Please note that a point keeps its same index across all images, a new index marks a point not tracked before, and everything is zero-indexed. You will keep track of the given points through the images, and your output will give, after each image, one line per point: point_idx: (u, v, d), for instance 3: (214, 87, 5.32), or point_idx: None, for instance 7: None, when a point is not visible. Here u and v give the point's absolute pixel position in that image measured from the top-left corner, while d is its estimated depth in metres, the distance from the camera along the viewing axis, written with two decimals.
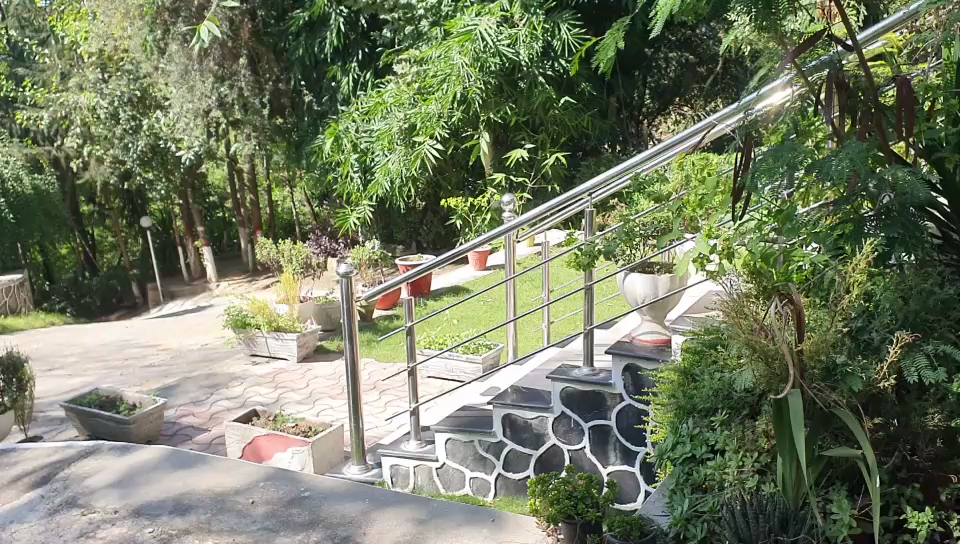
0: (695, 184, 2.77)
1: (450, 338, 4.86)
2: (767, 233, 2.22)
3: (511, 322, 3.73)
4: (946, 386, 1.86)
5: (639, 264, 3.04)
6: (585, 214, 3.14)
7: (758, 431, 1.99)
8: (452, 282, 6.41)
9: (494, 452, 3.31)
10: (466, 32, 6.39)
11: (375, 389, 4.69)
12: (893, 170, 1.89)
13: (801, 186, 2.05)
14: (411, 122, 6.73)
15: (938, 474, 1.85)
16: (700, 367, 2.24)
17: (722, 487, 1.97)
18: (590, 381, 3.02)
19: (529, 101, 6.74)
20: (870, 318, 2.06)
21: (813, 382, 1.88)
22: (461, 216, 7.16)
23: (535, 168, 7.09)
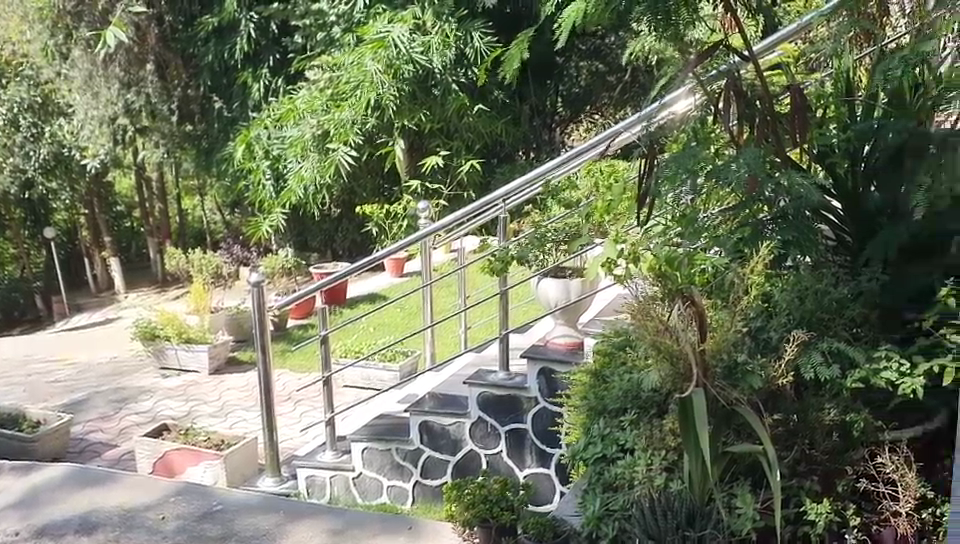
0: (604, 191, 2.85)
1: (368, 346, 4.85)
2: (672, 238, 2.29)
3: (427, 329, 3.73)
4: (840, 383, 1.97)
5: (552, 268, 3.08)
6: (499, 221, 3.15)
7: (665, 429, 2.05)
8: (368, 289, 6.37)
9: (411, 460, 3.30)
10: (378, 40, 6.45)
11: (290, 399, 4.63)
12: (792, 178, 2.05)
13: (702, 191, 2.16)
14: (324, 128, 6.69)
15: (835, 468, 1.95)
16: (609, 369, 2.29)
17: (632, 486, 2.01)
18: (507, 385, 3.10)
19: (443, 108, 6.76)
20: (768, 317, 2.13)
21: (716, 381, 1.94)
22: (377, 223, 7.12)
23: (450, 176, 7.10)
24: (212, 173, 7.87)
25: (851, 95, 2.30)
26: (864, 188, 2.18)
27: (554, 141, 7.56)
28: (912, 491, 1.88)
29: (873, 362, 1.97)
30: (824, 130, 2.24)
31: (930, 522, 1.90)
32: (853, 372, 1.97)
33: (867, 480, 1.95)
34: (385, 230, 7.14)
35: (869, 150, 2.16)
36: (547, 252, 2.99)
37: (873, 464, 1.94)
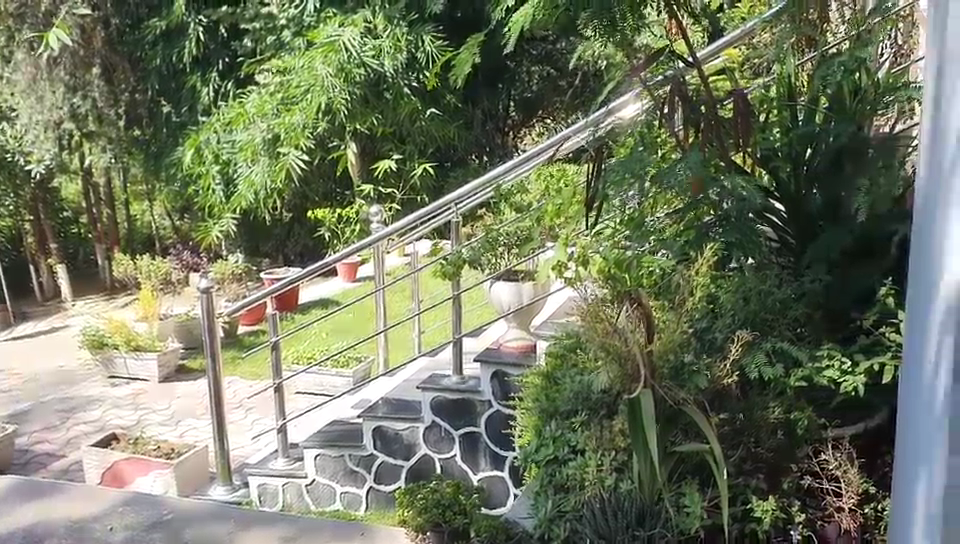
0: (554, 195, 2.88)
1: (321, 352, 4.82)
2: (620, 241, 2.35)
3: (380, 332, 3.72)
4: (784, 381, 2.01)
5: (505, 272, 3.15)
6: (452, 225, 3.15)
7: (614, 430, 2.07)
8: (320, 294, 6.33)
9: (364, 466, 3.29)
10: (329, 43, 6.44)
11: (241, 406, 4.59)
12: (732, 180, 2.11)
13: (649, 195, 2.21)
14: (275, 132, 6.63)
15: (780, 465, 2.00)
16: (561, 371, 2.30)
17: (582, 487, 2.03)
18: (460, 389, 3.07)
19: (396, 113, 6.76)
20: (713, 318, 2.16)
21: (663, 381, 1.97)
22: (330, 228, 7.07)
23: (404, 180, 7.09)
24: (161, 179, 7.73)
25: (792, 99, 2.29)
26: (805, 191, 2.22)
27: (506, 145, 7.56)
28: (854, 487, 1.94)
29: (816, 361, 2.02)
30: (767, 135, 2.25)
31: (872, 517, 1.95)
32: (796, 370, 2.02)
33: (811, 477, 1.99)
34: (337, 234, 7.10)
35: (811, 153, 2.20)
36: (499, 256, 2.97)
37: (817, 461, 1.98)
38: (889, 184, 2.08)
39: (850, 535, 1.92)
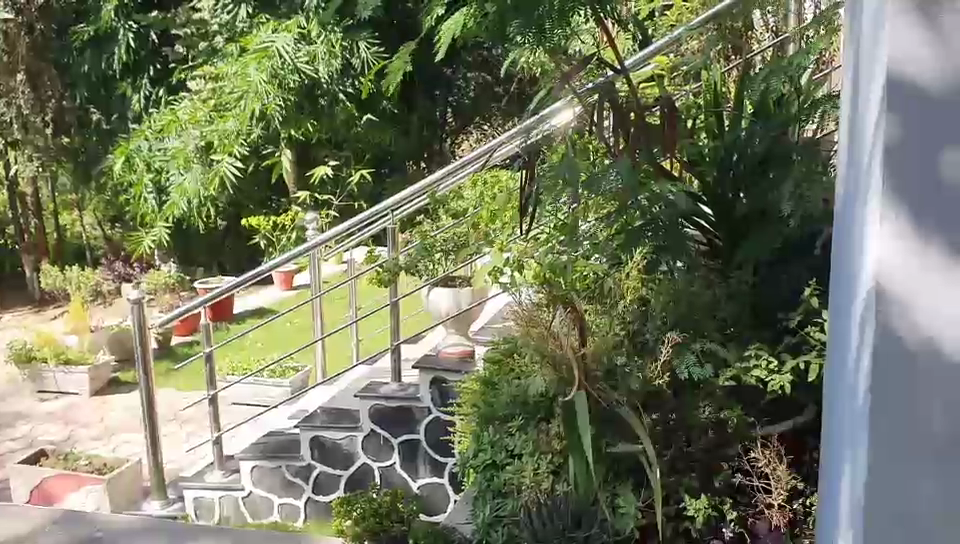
0: (488, 201, 2.89)
1: (256, 362, 4.75)
2: (556, 246, 2.31)
3: (317, 341, 3.68)
4: (714, 381, 2.06)
5: (442, 278, 3.17)
6: (388, 232, 3.13)
7: (551, 433, 2.08)
8: (254, 303, 6.24)
9: (302, 476, 3.25)
10: (263, 49, 6.32)
11: (176, 419, 4.50)
12: (662, 186, 2.14)
13: (581, 202, 2.23)
14: (208, 140, 6.57)
15: (711, 463, 2.05)
16: (498, 376, 2.30)
17: (520, 491, 2.04)
18: (398, 396, 3.09)
19: (330, 118, 6.66)
20: (645, 319, 2.19)
21: (596, 383, 2.04)
22: (264, 236, 6.94)
23: (340, 188, 7.11)
24: (91, 189, 7.58)
25: (718, 107, 2.35)
26: (732, 194, 2.26)
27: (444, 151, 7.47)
28: (783, 483, 1.97)
29: (743, 361, 2.08)
30: (695, 140, 2.34)
31: (800, 511, 2.01)
32: (724, 370, 2.07)
33: (741, 474, 2.03)
34: (273, 241, 6.97)
35: (736, 158, 2.26)
36: (437, 264, 2.95)
37: (747, 459, 2.02)
38: (814, 189, 2.11)
39: (778, 531, 1.98)
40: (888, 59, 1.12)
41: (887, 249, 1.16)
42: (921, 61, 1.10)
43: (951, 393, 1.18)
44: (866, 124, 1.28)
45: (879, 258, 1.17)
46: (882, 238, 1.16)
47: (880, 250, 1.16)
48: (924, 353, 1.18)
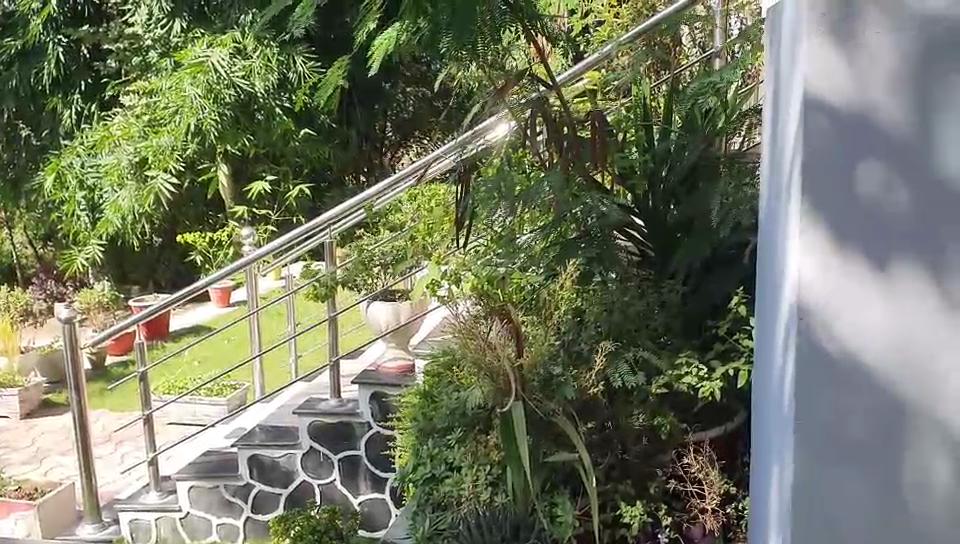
0: (426, 215, 2.89)
1: (191, 380, 4.68)
2: (491, 258, 2.39)
3: (255, 357, 3.64)
4: (646, 388, 2.09)
5: (381, 292, 3.16)
6: (326, 245, 3.11)
7: (489, 445, 2.09)
8: (191, 321, 6.13)
9: (241, 496, 3.21)
10: (197, 64, 6.15)
11: (110, 440, 4.41)
12: (594, 199, 2.24)
13: (517, 213, 2.33)
14: (142, 155, 6.44)
15: (645, 471, 2.09)
16: (439, 388, 2.31)
17: (459, 503, 2.05)
18: (337, 412, 3.04)
19: (267, 133, 6.51)
20: (579, 329, 2.22)
21: (533, 393, 2.04)
22: (201, 252, 6.77)
23: (278, 202, 6.96)
24: (20, 207, 7.35)
25: (647, 120, 2.41)
26: (663, 206, 2.32)
27: (384, 166, 7.45)
28: (716, 488, 2.02)
29: (675, 368, 2.09)
30: (625, 153, 2.37)
31: (734, 516, 2.06)
32: (657, 378, 2.10)
33: (676, 481, 2.08)
34: (210, 257, 6.81)
35: (665, 171, 2.32)
36: (374, 277, 2.97)
37: (680, 465, 2.06)
38: (741, 199, 2.15)
39: (712, 535, 2.03)
40: (805, 80, 1.18)
41: (810, 261, 1.21)
42: (836, 80, 1.16)
43: (870, 401, 1.24)
44: (786, 142, 1.34)
45: (800, 270, 1.22)
46: (801, 249, 1.21)
47: (801, 263, 1.22)
48: (843, 360, 1.23)
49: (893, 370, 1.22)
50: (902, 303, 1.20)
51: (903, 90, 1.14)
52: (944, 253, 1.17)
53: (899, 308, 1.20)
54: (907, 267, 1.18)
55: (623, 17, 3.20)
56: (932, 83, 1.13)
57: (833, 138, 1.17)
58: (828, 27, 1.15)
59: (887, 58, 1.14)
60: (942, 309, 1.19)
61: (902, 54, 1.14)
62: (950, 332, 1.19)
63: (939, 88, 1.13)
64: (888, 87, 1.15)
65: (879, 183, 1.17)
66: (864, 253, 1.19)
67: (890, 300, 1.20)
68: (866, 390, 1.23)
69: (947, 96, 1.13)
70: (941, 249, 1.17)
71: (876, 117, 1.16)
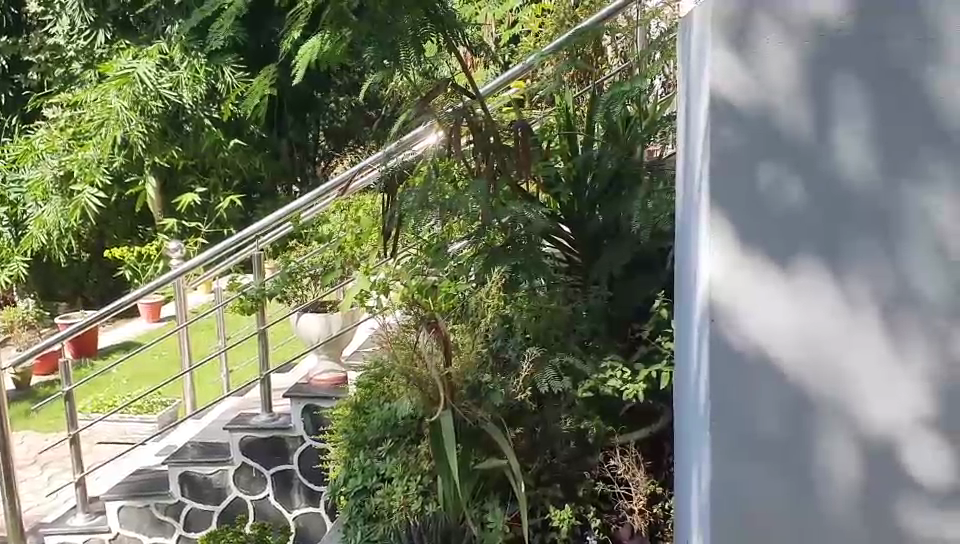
0: (353, 225, 2.89)
1: (120, 398, 4.58)
2: (422, 269, 2.43)
3: (185, 373, 3.55)
4: (572, 393, 2.12)
5: (312, 304, 3.08)
6: (253, 258, 3.03)
7: (420, 454, 2.10)
8: (120, 338, 5.99)
9: (172, 514, 3.15)
10: (124, 75, 6.01)
11: (36, 462, 4.30)
12: (520, 207, 2.26)
13: (445, 222, 2.32)
14: (67, 169, 6.28)
15: (574, 473, 2.13)
16: (370, 400, 2.30)
17: (390, 514, 2.06)
18: (269, 427, 3.02)
19: (197, 144, 6.39)
20: (507, 335, 2.24)
21: (461, 401, 2.06)
22: (130, 267, 6.61)
23: (208, 214, 6.85)
24: None
25: (571, 129, 2.47)
26: (588, 212, 2.37)
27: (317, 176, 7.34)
28: (643, 489, 2.05)
29: (600, 372, 2.13)
30: (550, 162, 2.41)
31: (661, 515, 2.09)
32: (583, 382, 2.13)
33: (603, 483, 2.11)
34: (139, 272, 6.61)
35: (591, 177, 2.36)
36: (304, 289, 3.02)
37: (608, 467, 2.10)
38: (660, 205, 2.19)
39: (640, 535, 2.06)
40: (709, 86, 1.24)
41: (720, 261, 1.26)
42: (740, 83, 1.22)
43: (779, 396, 1.29)
44: (696, 150, 1.40)
45: (711, 270, 1.27)
46: (710, 249, 1.27)
47: (711, 262, 1.27)
48: (753, 355, 1.29)
49: (799, 364, 1.28)
50: (805, 300, 1.26)
51: (802, 92, 1.21)
52: (841, 253, 1.23)
53: (803, 306, 1.26)
54: (809, 266, 1.24)
55: (546, 27, 3.25)
56: (829, 87, 1.20)
57: (739, 139, 1.24)
58: (728, 34, 1.21)
59: (782, 63, 1.21)
60: (844, 304, 1.25)
61: (800, 59, 1.20)
62: (848, 328, 1.26)
63: (834, 92, 1.20)
64: (788, 91, 1.21)
65: (782, 183, 1.23)
66: (769, 253, 1.25)
67: (793, 296, 1.26)
68: (775, 384, 1.29)
69: (841, 99, 1.20)
70: (839, 248, 1.23)
71: (776, 120, 1.22)
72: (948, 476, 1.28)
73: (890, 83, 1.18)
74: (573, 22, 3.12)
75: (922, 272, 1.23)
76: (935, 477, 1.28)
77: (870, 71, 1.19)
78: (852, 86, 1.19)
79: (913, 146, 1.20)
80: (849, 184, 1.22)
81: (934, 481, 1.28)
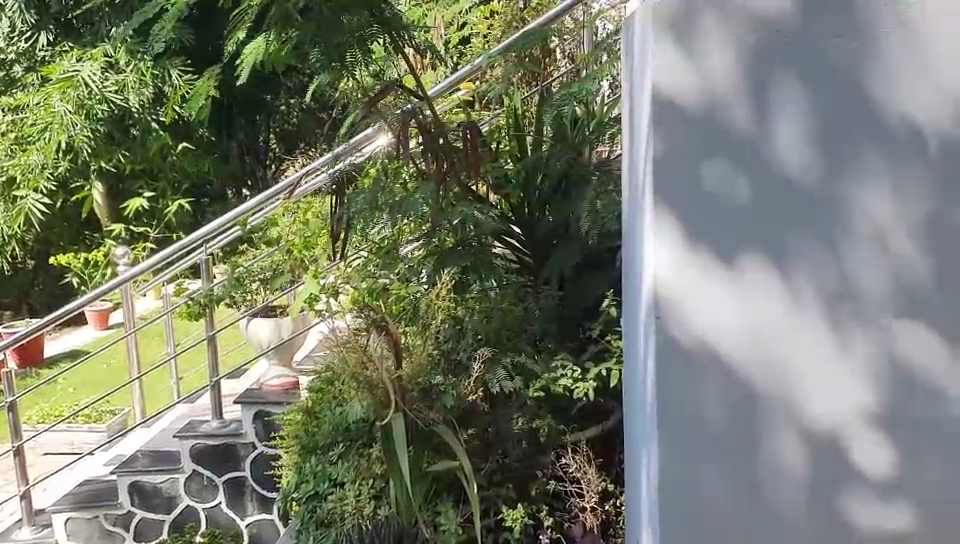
0: (302, 227, 2.85)
1: (67, 408, 4.49)
2: (373, 272, 2.42)
3: (134, 380, 3.49)
4: (524, 393, 2.13)
5: (261, 309, 3.05)
6: (201, 264, 2.98)
7: (372, 458, 2.09)
8: (66, 346, 5.87)
9: (122, 525, 3.09)
10: (66, 78, 5.85)
11: None
12: (469, 207, 2.25)
13: (396, 223, 2.30)
14: (9, 175, 6.13)
15: (527, 473, 2.13)
16: (322, 404, 2.28)
17: (343, 519, 2.04)
18: (221, 434, 2.97)
19: (144, 149, 6.32)
20: (459, 337, 2.21)
21: (413, 403, 2.05)
22: (76, 274, 6.52)
23: (157, 218, 6.75)
24: None
25: (520, 130, 2.47)
26: (539, 214, 2.38)
27: None
28: (594, 486, 2.08)
29: (551, 371, 2.14)
30: (499, 163, 2.42)
31: (612, 512, 2.11)
32: (534, 382, 2.13)
33: (556, 482, 2.12)
34: (86, 278, 6.57)
35: (541, 178, 2.35)
36: (254, 293, 2.98)
37: (560, 466, 2.12)
38: (609, 205, 2.21)
39: (592, 533, 2.08)
40: (652, 86, 1.25)
41: (666, 260, 1.27)
42: (683, 82, 1.24)
43: (727, 393, 1.31)
44: (639, 148, 1.41)
45: (657, 269, 1.28)
46: (656, 248, 1.28)
47: (658, 262, 1.28)
48: (700, 353, 1.30)
49: (745, 361, 1.30)
50: (749, 297, 1.28)
51: (743, 91, 1.23)
52: (784, 249, 1.25)
53: (749, 304, 1.28)
54: (753, 264, 1.26)
55: (495, 28, 3.26)
56: (770, 86, 1.22)
57: (683, 137, 1.25)
58: (670, 33, 1.23)
59: (723, 62, 1.23)
60: (788, 301, 1.27)
61: (742, 57, 1.22)
62: (792, 323, 1.28)
63: (775, 90, 1.22)
64: (729, 90, 1.23)
65: (724, 181, 1.25)
66: (714, 251, 1.26)
67: (738, 294, 1.28)
68: (722, 381, 1.31)
69: (782, 97, 1.22)
70: (782, 245, 1.25)
71: (719, 119, 1.24)
72: (890, 467, 1.31)
73: (829, 83, 1.21)
74: (521, 24, 3.15)
75: (862, 267, 1.26)
76: (877, 468, 1.31)
77: (808, 70, 1.21)
78: (791, 85, 1.22)
79: (852, 145, 1.22)
80: (791, 183, 1.24)
81: (876, 472, 1.31)
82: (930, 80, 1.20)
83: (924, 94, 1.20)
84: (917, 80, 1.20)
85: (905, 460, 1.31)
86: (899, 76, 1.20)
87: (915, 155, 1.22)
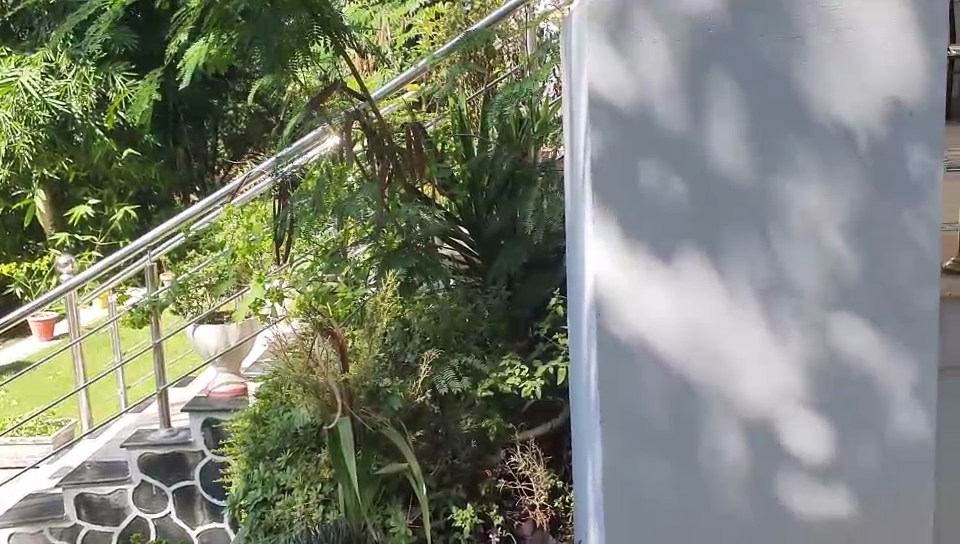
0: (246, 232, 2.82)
1: (10, 420, 4.41)
2: (320, 275, 2.41)
3: (79, 390, 3.42)
4: (472, 393, 2.14)
5: (208, 313, 2.95)
6: (145, 271, 2.94)
7: (319, 464, 2.10)
8: (9, 359, 5.74)
9: (68, 538, 3.04)
10: (5, 84, 5.49)
11: None
12: (412, 209, 2.28)
13: (342, 225, 2.30)
14: None
15: (477, 472, 2.14)
16: (269, 410, 2.27)
17: (291, 525, 2.04)
18: (168, 442, 2.92)
19: (87, 154, 6.00)
20: (407, 339, 2.26)
21: (360, 407, 2.03)
22: (20, 284, 6.39)
23: (102, 226, 6.63)
24: None
25: (465, 130, 2.49)
26: (485, 214, 2.39)
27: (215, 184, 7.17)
28: (544, 483, 2.08)
29: (500, 371, 2.17)
30: (445, 164, 2.43)
31: (561, 509, 2.13)
32: (483, 382, 2.16)
33: (505, 480, 2.13)
34: (29, 288, 6.42)
35: (487, 179, 2.38)
36: (199, 298, 2.98)
37: (509, 464, 2.13)
38: (554, 206, 2.23)
39: (541, 530, 2.10)
40: (589, 86, 1.26)
41: (605, 259, 1.29)
42: (619, 82, 1.25)
43: (667, 389, 1.33)
44: (577, 148, 1.42)
45: (597, 268, 1.30)
46: (595, 248, 1.29)
47: (598, 261, 1.29)
48: (640, 350, 1.32)
49: (686, 356, 1.32)
50: (687, 294, 1.29)
51: (677, 91, 1.24)
52: (720, 246, 1.27)
53: (687, 301, 1.30)
54: (690, 262, 1.28)
55: (439, 30, 3.28)
56: (704, 85, 1.24)
57: (620, 137, 1.26)
58: (606, 33, 1.24)
59: (658, 62, 1.24)
60: (726, 297, 1.29)
61: (676, 57, 1.24)
62: (730, 319, 1.30)
63: (709, 90, 1.24)
64: (664, 91, 1.25)
65: (660, 180, 1.26)
66: (652, 248, 1.28)
67: (676, 291, 1.29)
68: (663, 378, 1.32)
69: (716, 97, 1.24)
70: (718, 242, 1.27)
71: (654, 120, 1.25)
72: (829, 458, 1.34)
73: (761, 81, 1.23)
74: (465, 26, 3.17)
75: (797, 262, 1.28)
76: (817, 460, 1.34)
77: (740, 70, 1.23)
78: (724, 84, 1.24)
79: (785, 143, 1.25)
80: (726, 181, 1.26)
81: (816, 464, 1.34)
82: (857, 78, 1.23)
83: (853, 93, 1.23)
84: (844, 79, 1.23)
85: (842, 452, 1.34)
86: (826, 75, 1.23)
87: (844, 152, 1.25)
